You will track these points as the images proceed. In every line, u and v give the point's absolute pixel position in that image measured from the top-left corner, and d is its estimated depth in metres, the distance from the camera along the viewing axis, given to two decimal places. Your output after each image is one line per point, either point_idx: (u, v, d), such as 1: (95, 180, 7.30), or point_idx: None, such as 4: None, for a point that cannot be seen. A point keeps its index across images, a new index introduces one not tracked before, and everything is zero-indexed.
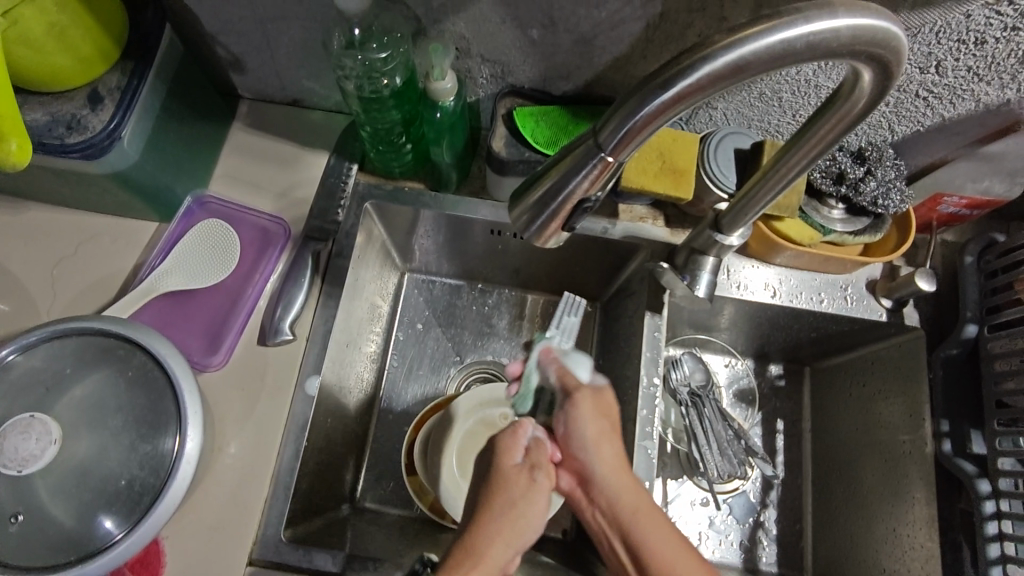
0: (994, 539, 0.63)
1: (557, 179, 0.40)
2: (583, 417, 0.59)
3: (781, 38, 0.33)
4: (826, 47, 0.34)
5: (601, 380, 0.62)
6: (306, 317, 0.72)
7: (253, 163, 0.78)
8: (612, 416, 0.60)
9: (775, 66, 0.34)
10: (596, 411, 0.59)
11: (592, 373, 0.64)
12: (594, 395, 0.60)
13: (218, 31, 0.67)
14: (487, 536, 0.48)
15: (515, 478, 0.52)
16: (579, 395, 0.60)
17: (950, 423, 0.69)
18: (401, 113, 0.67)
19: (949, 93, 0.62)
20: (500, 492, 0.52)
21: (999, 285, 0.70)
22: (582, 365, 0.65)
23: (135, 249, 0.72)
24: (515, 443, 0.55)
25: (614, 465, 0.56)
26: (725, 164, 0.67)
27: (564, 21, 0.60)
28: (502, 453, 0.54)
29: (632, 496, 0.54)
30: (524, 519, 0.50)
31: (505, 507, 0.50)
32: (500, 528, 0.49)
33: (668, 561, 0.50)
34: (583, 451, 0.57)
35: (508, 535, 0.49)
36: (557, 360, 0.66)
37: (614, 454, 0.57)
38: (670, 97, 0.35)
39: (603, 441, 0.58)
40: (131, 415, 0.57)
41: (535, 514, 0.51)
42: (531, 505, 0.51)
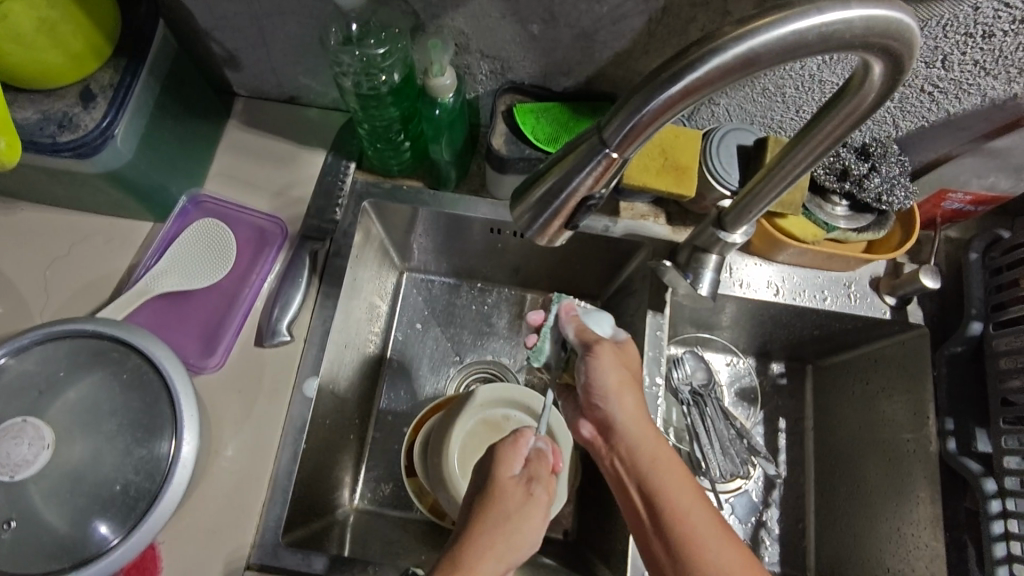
0: (1000, 538, 0.63)
1: (561, 177, 0.39)
2: (605, 365, 0.59)
3: (791, 30, 0.32)
4: (837, 40, 0.33)
5: (622, 335, 0.63)
6: (303, 318, 0.71)
7: (249, 161, 0.76)
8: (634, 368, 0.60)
9: (785, 59, 0.33)
10: (617, 360, 0.60)
11: (614, 328, 0.64)
12: (615, 347, 0.61)
13: (212, 27, 0.65)
14: (478, 548, 0.46)
15: (511, 492, 0.51)
16: (599, 348, 0.60)
17: (955, 421, 0.69)
18: (399, 110, 0.66)
19: (955, 88, 0.61)
20: (495, 502, 0.50)
21: (1004, 282, 0.69)
22: (605, 323, 0.64)
23: (130, 250, 0.71)
24: (516, 454, 0.54)
25: (635, 412, 0.57)
26: (727, 161, 0.66)
27: (565, 15, 0.59)
28: (500, 462, 0.53)
29: (651, 444, 0.54)
30: (518, 534, 0.48)
31: (495, 522, 0.49)
32: (492, 540, 0.47)
33: (683, 510, 0.50)
34: (602, 401, 0.58)
35: (500, 550, 0.47)
36: (578, 314, 0.64)
37: (636, 402, 0.58)
38: (676, 92, 0.34)
39: (625, 389, 0.58)
40: (126, 418, 0.56)
41: (529, 530, 0.49)
42: (525, 520, 0.49)
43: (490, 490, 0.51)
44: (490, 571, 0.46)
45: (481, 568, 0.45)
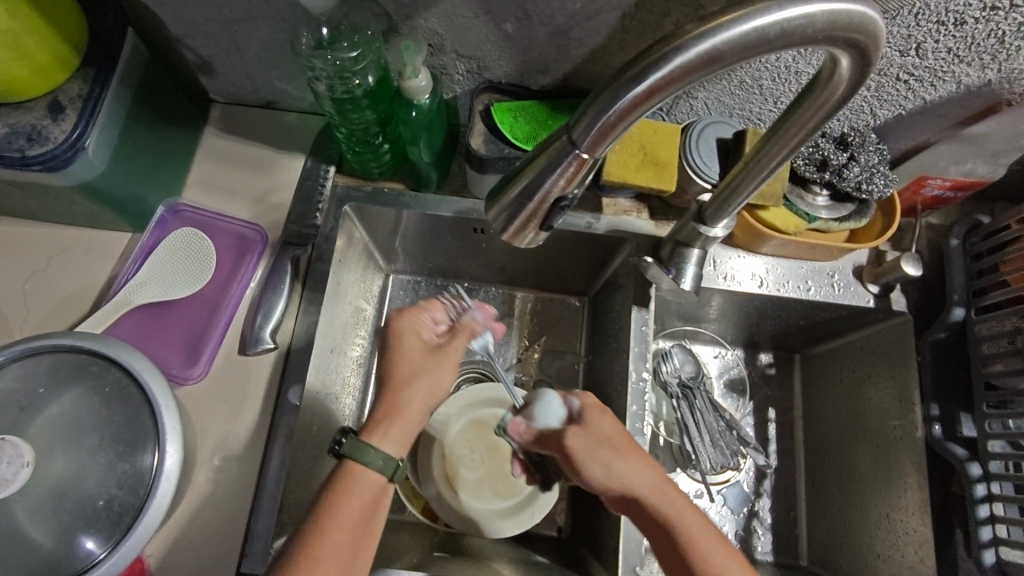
0: (985, 522, 0.63)
1: (532, 179, 0.39)
2: (583, 455, 0.57)
3: (754, 26, 0.31)
4: (800, 34, 0.32)
5: (575, 403, 0.62)
6: (287, 325, 0.70)
7: (228, 168, 0.76)
8: (614, 433, 0.59)
9: (748, 56, 0.33)
10: (592, 441, 0.58)
11: (563, 403, 0.63)
12: (584, 432, 0.59)
13: (184, 34, 0.65)
14: (406, 394, 0.55)
15: (419, 348, 0.59)
16: (568, 437, 0.59)
17: (940, 407, 0.69)
18: (376, 113, 0.66)
19: (930, 76, 0.61)
20: (403, 360, 0.57)
21: (985, 267, 0.69)
22: (552, 408, 0.63)
23: (109, 261, 0.71)
24: (419, 322, 0.61)
25: (643, 475, 0.56)
26: (707, 154, 0.66)
27: (538, 14, 0.58)
28: (402, 323, 0.60)
29: (667, 503, 0.54)
30: (429, 382, 0.57)
31: (416, 371, 0.57)
32: (413, 391, 0.56)
33: (719, 562, 0.51)
34: (603, 484, 0.56)
35: (422, 399, 0.56)
36: (529, 426, 0.64)
37: (634, 466, 0.56)
38: (643, 91, 0.33)
39: (618, 461, 0.57)
40: (107, 433, 0.56)
41: (441, 378, 0.58)
42: (439, 369, 0.58)
43: (393, 343, 0.58)
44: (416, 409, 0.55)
45: (412, 407, 0.55)
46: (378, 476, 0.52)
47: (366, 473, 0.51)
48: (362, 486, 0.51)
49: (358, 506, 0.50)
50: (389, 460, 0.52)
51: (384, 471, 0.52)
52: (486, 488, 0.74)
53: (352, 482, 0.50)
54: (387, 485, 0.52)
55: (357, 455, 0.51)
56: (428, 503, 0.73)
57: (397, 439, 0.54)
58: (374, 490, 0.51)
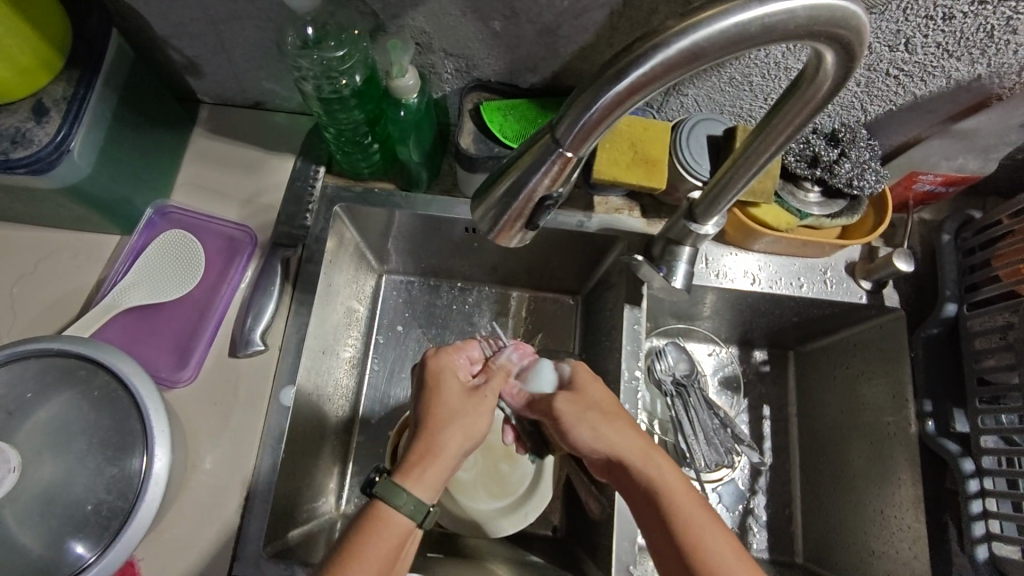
0: (978, 517, 0.63)
1: (516, 178, 0.39)
2: (572, 417, 0.61)
3: (734, 22, 0.31)
4: (782, 30, 0.32)
5: (567, 372, 0.66)
6: (277, 327, 0.70)
7: (217, 170, 0.75)
8: (603, 399, 0.62)
9: (729, 52, 0.32)
10: (582, 405, 0.61)
11: (557, 369, 0.67)
12: (574, 399, 0.62)
13: (170, 35, 0.64)
14: (444, 436, 0.56)
15: (458, 390, 0.60)
16: (557, 400, 0.63)
17: (933, 403, 0.69)
18: (364, 113, 0.65)
19: (920, 71, 0.60)
20: (441, 400, 0.59)
21: (977, 262, 0.69)
22: (544, 377, 0.67)
23: (98, 264, 0.70)
24: (454, 363, 0.62)
25: (627, 437, 0.58)
26: (697, 152, 0.66)
27: (525, 11, 0.58)
28: (441, 364, 0.62)
29: (646, 461, 0.55)
30: (467, 423, 0.58)
31: (454, 413, 0.58)
32: (452, 433, 0.56)
33: (690, 516, 0.50)
34: (589, 445, 0.59)
35: (459, 440, 0.57)
36: (522, 389, 0.67)
37: (620, 429, 0.58)
38: (624, 88, 0.33)
39: (604, 422, 0.59)
40: (96, 437, 0.55)
41: (481, 419, 0.59)
42: (477, 413, 0.59)
43: (432, 384, 0.60)
44: (454, 452, 0.55)
45: (448, 450, 0.55)
46: (407, 520, 0.51)
47: (397, 515, 0.50)
48: (393, 528, 0.50)
49: (385, 548, 0.49)
50: (421, 506, 0.51)
51: (414, 516, 0.51)
52: (480, 489, 0.72)
53: (380, 523, 0.50)
54: (416, 528, 0.52)
55: (390, 498, 0.51)
56: None
57: (431, 482, 0.53)
58: (403, 532, 0.50)
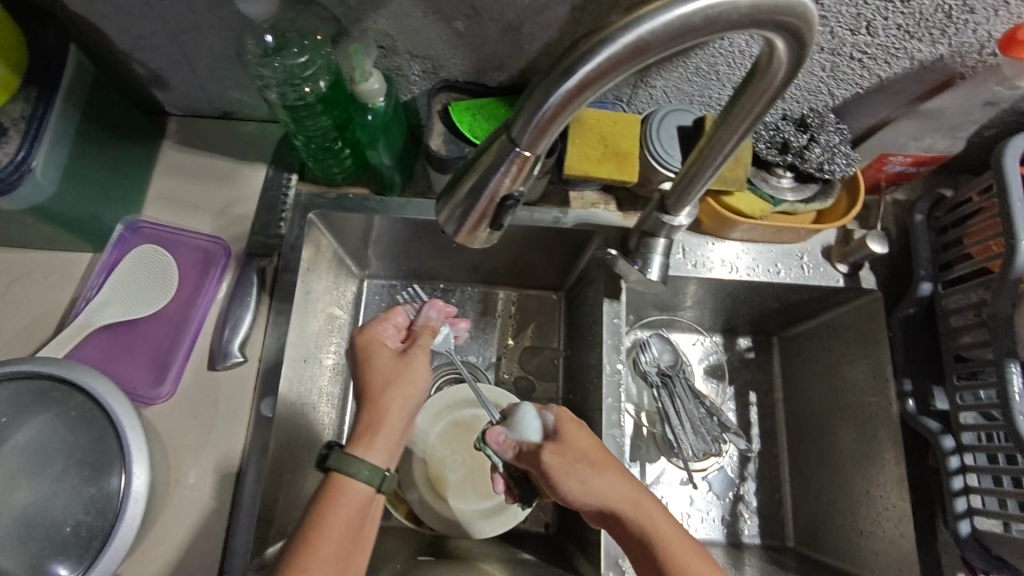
0: (960, 494, 0.63)
1: (477, 178, 0.39)
2: (560, 473, 0.56)
3: (678, 15, 0.30)
4: (726, 21, 0.32)
5: (550, 417, 0.60)
6: (256, 338, 0.69)
7: (189, 182, 0.75)
8: (590, 448, 0.57)
9: (675, 45, 0.32)
10: (569, 458, 0.56)
11: (539, 415, 0.61)
12: (561, 453, 0.57)
13: (131, 48, 0.64)
14: (383, 404, 0.54)
15: (385, 355, 0.58)
16: (544, 454, 0.57)
17: (913, 381, 0.70)
18: (332, 119, 0.64)
19: (883, 54, 0.61)
20: (375, 370, 0.57)
21: (950, 241, 0.70)
22: (529, 420, 0.60)
23: (72, 282, 0.69)
24: (381, 331, 0.61)
25: (619, 489, 0.54)
26: (669, 143, 0.66)
27: (487, 10, 0.58)
28: (367, 338, 0.60)
29: (645, 516, 0.53)
30: (408, 384, 0.56)
31: (389, 378, 0.56)
32: (391, 397, 0.55)
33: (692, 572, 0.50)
34: (580, 500, 0.55)
35: (400, 400, 0.55)
36: (508, 436, 0.61)
37: (612, 481, 0.55)
38: (574, 85, 0.33)
39: (598, 476, 0.55)
40: (73, 458, 0.55)
41: (418, 378, 0.57)
42: (411, 372, 0.57)
43: (363, 357, 0.58)
44: (398, 416, 0.54)
45: (392, 416, 0.54)
46: (365, 487, 0.51)
47: (353, 483, 0.50)
48: (349, 495, 0.50)
49: (347, 514, 0.49)
50: (376, 470, 0.51)
51: (371, 481, 0.51)
52: (469, 489, 0.73)
53: (342, 493, 0.50)
54: (376, 495, 0.52)
55: (344, 467, 0.50)
56: (411, 508, 0.72)
57: (381, 448, 0.53)
58: (363, 499, 0.51)
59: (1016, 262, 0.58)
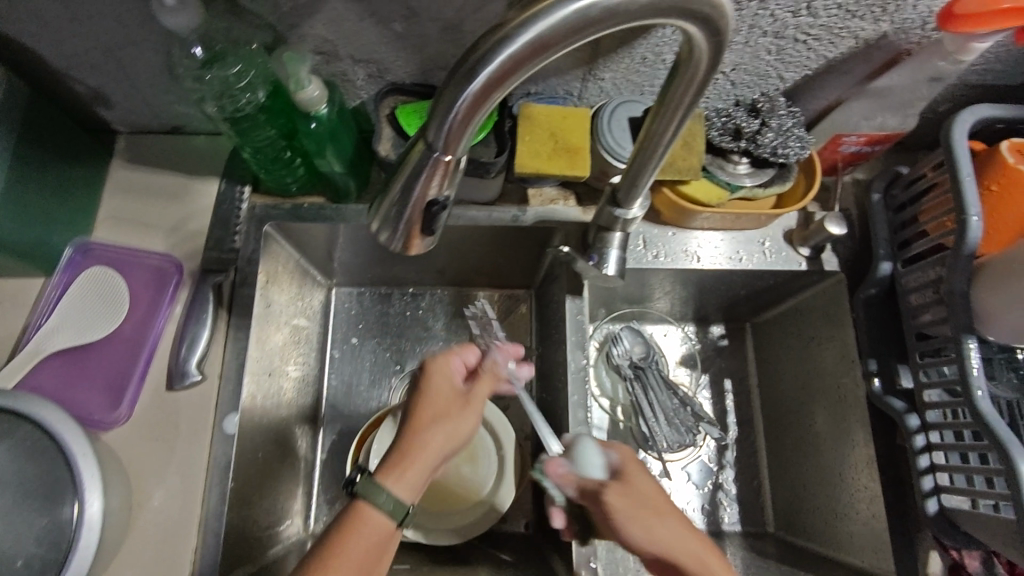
0: (927, 472, 0.64)
1: (402, 185, 0.38)
2: (623, 515, 0.53)
3: (574, 9, 0.30)
4: (626, 13, 0.31)
5: (614, 458, 0.58)
6: (215, 355, 0.69)
7: (140, 200, 0.74)
8: (655, 495, 0.54)
9: (577, 40, 0.32)
10: (632, 501, 0.53)
11: (603, 453, 0.59)
12: (621, 494, 0.54)
13: (67, 66, 0.62)
14: (427, 434, 0.53)
15: (449, 392, 0.57)
16: (606, 493, 0.54)
17: (878, 361, 0.69)
18: (277, 129, 0.64)
19: (827, 35, 0.60)
20: (426, 401, 0.55)
21: (907, 218, 0.69)
22: (591, 456, 0.59)
23: (22, 309, 0.68)
24: (448, 365, 0.58)
25: (683, 539, 0.52)
26: (622, 136, 0.66)
27: (424, 11, 0.57)
28: (432, 368, 0.57)
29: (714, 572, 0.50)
30: (455, 425, 0.54)
31: (439, 414, 0.55)
32: (437, 432, 0.53)
33: None
34: (644, 547, 0.52)
35: (443, 436, 0.54)
36: (568, 469, 0.59)
37: (677, 530, 0.52)
38: (480, 86, 0.32)
39: (662, 524, 0.52)
40: (22, 489, 0.54)
41: (467, 422, 0.55)
42: (463, 413, 0.56)
43: (422, 386, 0.56)
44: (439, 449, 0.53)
45: (430, 448, 0.53)
46: (386, 520, 0.50)
47: (376, 514, 0.49)
48: (371, 525, 0.49)
49: (364, 545, 0.49)
50: (400, 505, 0.50)
51: (395, 514, 0.50)
52: (442, 493, 0.72)
53: (363, 522, 0.49)
54: (397, 530, 0.51)
55: (369, 496, 0.49)
56: None
57: (411, 482, 0.51)
58: (384, 533, 0.50)
59: (969, 239, 0.58)
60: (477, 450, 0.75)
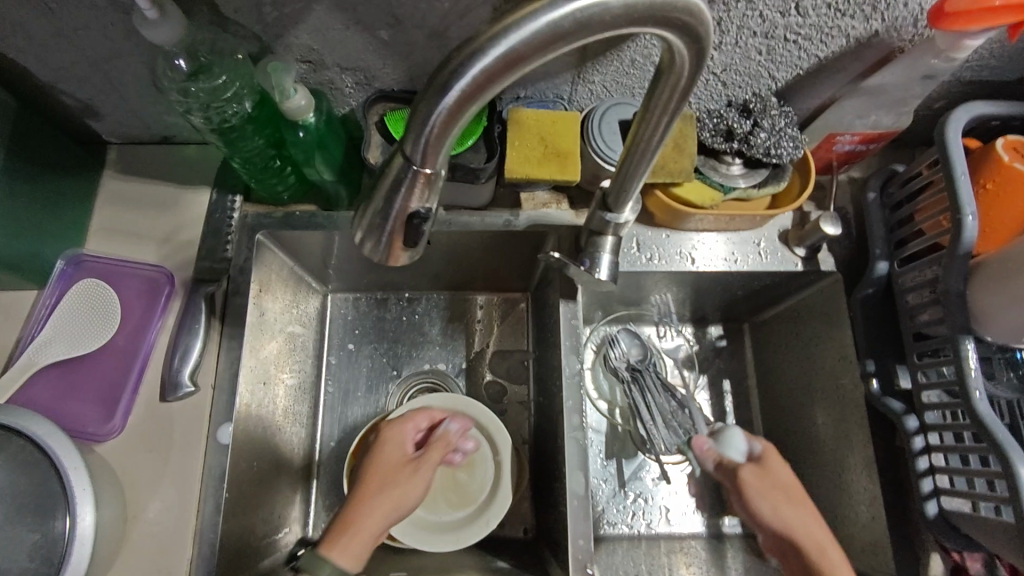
0: (926, 474, 0.63)
1: (381, 198, 0.38)
2: (755, 490, 0.62)
3: (545, 22, 0.29)
4: (598, 24, 0.31)
5: (759, 447, 0.66)
6: (209, 365, 0.69)
7: (132, 211, 0.74)
8: (792, 484, 0.63)
9: (550, 52, 0.31)
10: (769, 481, 0.63)
11: (748, 442, 0.66)
12: (765, 479, 0.63)
13: (54, 79, 0.62)
14: (367, 508, 0.62)
15: (397, 458, 0.67)
16: (743, 472, 0.64)
17: (875, 362, 0.69)
18: (265, 139, 0.65)
19: (818, 34, 0.59)
20: (373, 475, 0.65)
21: (903, 217, 0.69)
22: (736, 440, 0.66)
23: (14, 322, 0.68)
24: (401, 435, 0.69)
25: (813, 523, 0.59)
26: (612, 139, 0.65)
27: (409, 18, 0.56)
28: (389, 435, 0.68)
29: (815, 529, 0.58)
30: (395, 495, 0.64)
31: (381, 485, 0.64)
32: (377, 504, 0.62)
33: (831, 559, 0.56)
34: (767, 519, 0.61)
35: (381, 510, 0.62)
36: (711, 447, 0.67)
37: (802, 512, 0.60)
38: (454, 101, 0.32)
39: (786, 506, 0.61)
40: (13, 505, 0.54)
41: (410, 492, 0.65)
42: (404, 484, 0.65)
43: (374, 455, 0.67)
44: (372, 525, 0.61)
45: (366, 521, 0.61)
46: None
47: None
48: None
49: None
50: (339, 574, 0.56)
51: None
52: (440, 500, 0.72)
53: None
54: None
55: (310, 568, 0.56)
56: None
57: (353, 553, 0.58)
58: None
59: (964, 238, 0.57)
60: (473, 455, 0.74)
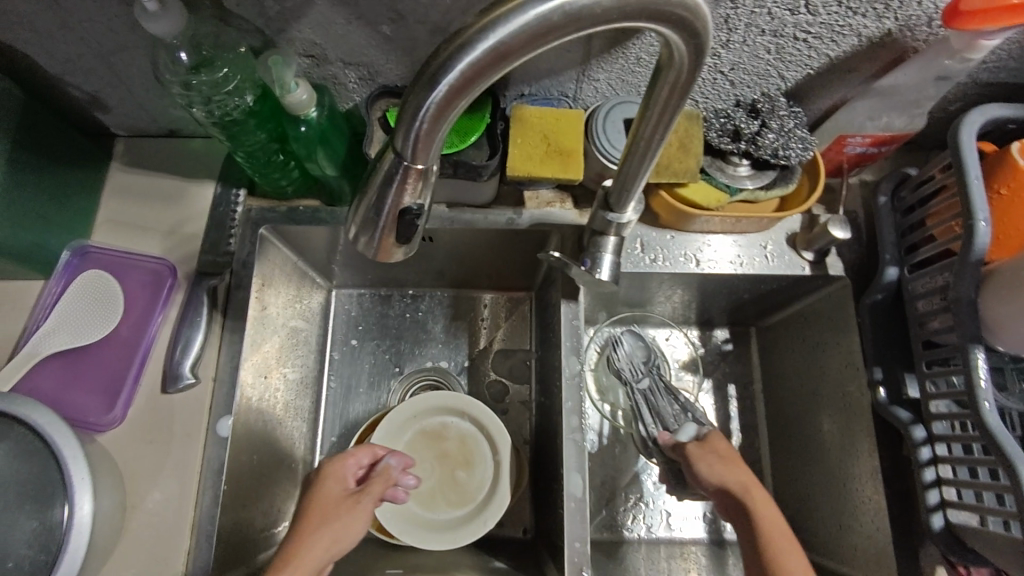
0: (932, 486, 0.62)
1: (374, 194, 0.37)
2: (699, 459, 0.61)
3: (535, 15, 0.29)
4: (589, 18, 0.30)
5: (704, 428, 0.65)
6: (210, 357, 0.69)
7: (138, 204, 0.74)
8: (723, 446, 0.62)
9: (541, 46, 0.31)
10: (705, 447, 0.62)
11: (695, 426, 0.66)
12: (701, 445, 0.62)
13: (62, 72, 0.63)
14: (309, 539, 0.54)
15: (337, 494, 0.59)
16: (693, 450, 0.62)
17: (883, 370, 0.67)
18: (267, 133, 0.65)
19: (828, 33, 0.58)
20: (312, 507, 0.57)
21: (915, 221, 0.67)
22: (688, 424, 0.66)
23: (21, 311, 0.69)
24: (341, 469, 0.61)
25: (740, 473, 0.59)
26: (617, 137, 0.64)
27: (412, 13, 0.56)
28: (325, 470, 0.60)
29: (737, 474, 0.59)
30: (337, 527, 0.56)
31: (324, 517, 0.56)
32: (320, 538, 0.54)
33: (757, 502, 0.56)
34: (713, 485, 0.59)
35: (325, 542, 0.54)
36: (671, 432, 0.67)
37: (732, 467, 0.59)
38: (443, 94, 0.31)
39: (721, 465, 0.60)
40: (14, 492, 0.54)
41: (352, 528, 0.56)
42: (348, 517, 0.57)
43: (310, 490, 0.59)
44: (316, 558, 0.53)
45: (309, 555, 0.53)
46: None
47: None
48: None
49: None
50: None
51: None
52: (438, 499, 0.72)
53: None
54: None
55: None
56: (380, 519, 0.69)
57: None
58: None
59: (977, 244, 0.55)
60: (473, 455, 0.74)
